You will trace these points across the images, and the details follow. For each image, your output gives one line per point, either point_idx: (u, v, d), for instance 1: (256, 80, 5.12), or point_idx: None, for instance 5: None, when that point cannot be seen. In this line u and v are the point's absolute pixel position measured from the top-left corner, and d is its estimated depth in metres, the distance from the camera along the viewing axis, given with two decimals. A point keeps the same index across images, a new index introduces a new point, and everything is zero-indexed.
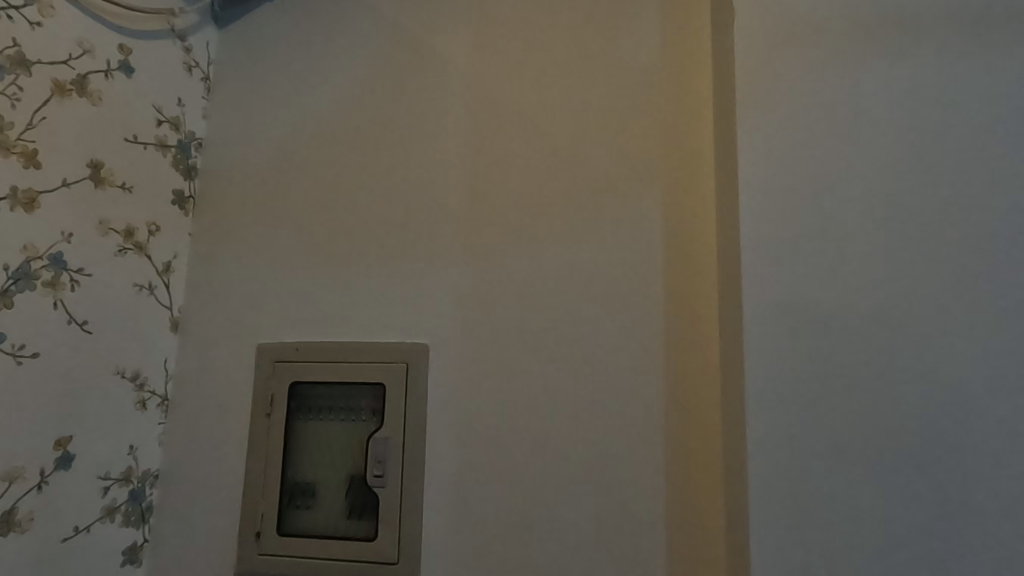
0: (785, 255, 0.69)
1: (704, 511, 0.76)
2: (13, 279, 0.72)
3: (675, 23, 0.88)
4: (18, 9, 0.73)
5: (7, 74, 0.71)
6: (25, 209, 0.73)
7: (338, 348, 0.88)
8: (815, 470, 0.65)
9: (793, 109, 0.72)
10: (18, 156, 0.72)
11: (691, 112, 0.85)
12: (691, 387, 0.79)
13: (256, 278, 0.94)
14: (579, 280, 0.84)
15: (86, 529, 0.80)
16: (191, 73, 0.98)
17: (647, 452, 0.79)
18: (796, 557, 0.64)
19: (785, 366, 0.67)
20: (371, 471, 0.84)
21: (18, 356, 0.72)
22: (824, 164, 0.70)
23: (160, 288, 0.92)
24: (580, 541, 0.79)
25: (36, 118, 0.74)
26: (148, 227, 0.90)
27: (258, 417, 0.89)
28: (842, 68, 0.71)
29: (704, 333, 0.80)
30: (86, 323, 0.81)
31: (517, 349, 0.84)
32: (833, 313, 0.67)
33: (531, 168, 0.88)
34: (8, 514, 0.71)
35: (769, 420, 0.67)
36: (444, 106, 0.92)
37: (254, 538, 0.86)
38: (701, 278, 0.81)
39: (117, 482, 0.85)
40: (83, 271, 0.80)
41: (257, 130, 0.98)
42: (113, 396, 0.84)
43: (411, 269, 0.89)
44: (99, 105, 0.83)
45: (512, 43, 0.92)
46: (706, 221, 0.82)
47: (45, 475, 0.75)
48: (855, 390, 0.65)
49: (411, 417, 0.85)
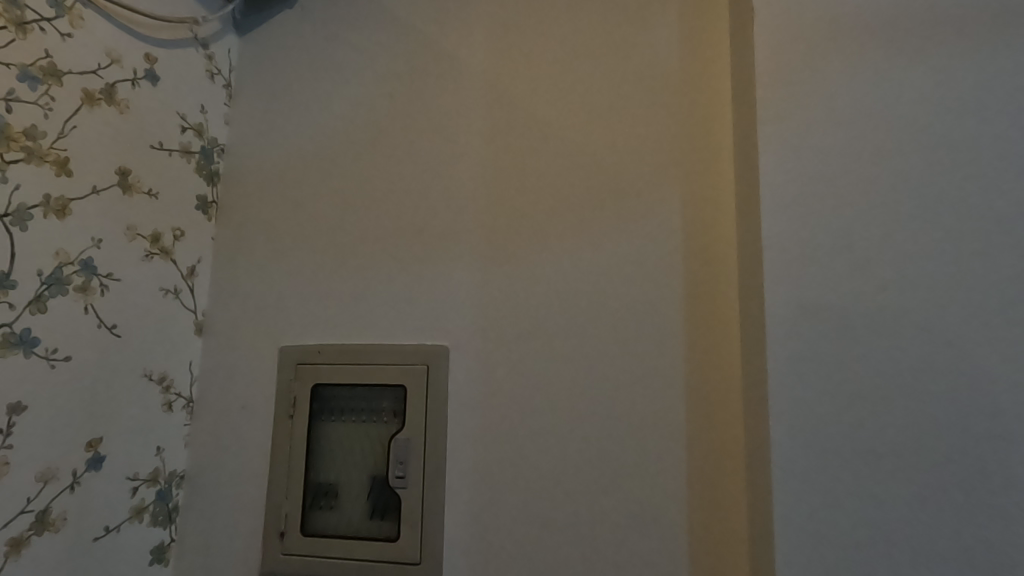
0: (807, 257, 0.70)
1: (727, 512, 0.76)
2: (46, 285, 0.74)
3: (694, 23, 0.87)
4: (50, 21, 0.74)
5: (40, 85, 0.73)
6: (57, 216, 0.75)
7: (360, 350, 0.89)
8: (838, 470, 0.65)
9: (813, 111, 0.72)
10: (51, 165, 0.74)
11: (711, 113, 0.85)
12: (712, 389, 0.79)
13: (279, 280, 0.95)
14: (599, 281, 0.85)
15: (116, 528, 0.82)
16: (214, 80, 1.00)
17: (668, 453, 0.79)
18: (820, 556, 0.65)
19: (807, 366, 0.68)
20: (393, 472, 0.85)
21: (51, 359, 0.74)
22: (846, 167, 0.70)
23: (185, 291, 0.94)
24: (602, 543, 0.79)
25: (67, 127, 0.76)
26: (173, 232, 0.92)
27: (281, 418, 0.90)
28: (866, 70, 0.71)
29: (725, 333, 0.80)
30: (115, 326, 0.82)
31: (537, 349, 0.85)
32: (856, 315, 0.67)
33: (550, 169, 0.89)
34: (43, 514, 0.73)
35: (792, 422, 0.67)
36: (463, 109, 0.93)
37: (278, 538, 0.87)
38: (722, 279, 0.81)
39: (146, 483, 0.86)
40: (112, 276, 0.82)
41: (278, 135, 1.00)
42: (141, 398, 0.86)
43: (431, 270, 0.90)
44: (127, 113, 0.84)
45: (530, 45, 0.93)
46: (726, 220, 0.82)
47: (77, 476, 0.77)
48: (879, 392, 0.66)
49: (433, 418, 0.85)
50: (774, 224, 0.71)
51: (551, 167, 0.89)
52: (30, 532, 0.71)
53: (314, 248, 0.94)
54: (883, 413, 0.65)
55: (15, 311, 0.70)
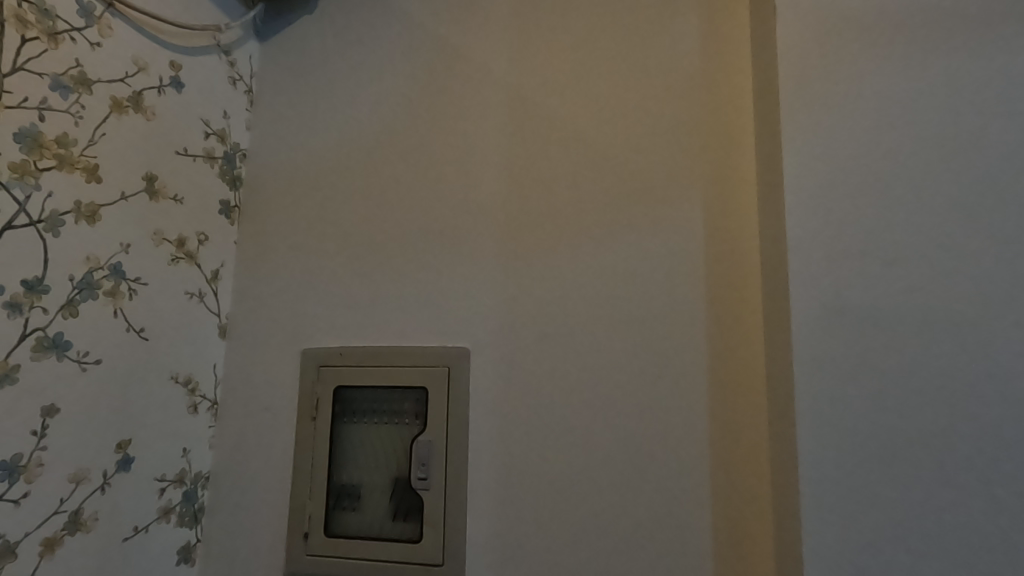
0: (832, 258, 0.69)
1: (751, 515, 0.75)
2: (78, 289, 0.75)
3: (715, 24, 0.87)
4: (80, 31, 0.76)
5: (71, 94, 0.74)
6: (88, 222, 0.76)
7: (381, 353, 0.90)
8: (867, 472, 0.65)
9: (837, 111, 0.72)
10: (81, 172, 0.75)
11: (732, 114, 0.84)
12: (735, 390, 0.78)
13: (300, 283, 0.96)
14: (620, 282, 0.84)
15: (144, 529, 0.83)
16: (236, 86, 1.01)
17: (692, 455, 0.78)
18: (849, 559, 0.64)
19: (834, 368, 0.67)
20: (415, 474, 0.85)
21: (83, 362, 0.75)
22: (873, 166, 0.70)
23: (209, 295, 0.95)
24: (625, 544, 0.78)
25: (97, 134, 0.77)
26: (197, 236, 0.93)
27: (304, 420, 0.91)
28: (893, 69, 0.71)
29: (748, 334, 0.79)
30: (143, 330, 0.84)
31: (558, 351, 0.85)
32: (882, 316, 0.67)
33: (569, 171, 0.89)
34: (75, 514, 0.74)
35: (819, 424, 0.67)
36: (482, 111, 0.94)
37: (302, 539, 0.88)
38: (745, 279, 0.80)
39: (173, 484, 0.88)
40: (140, 280, 0.83)
41: (299, 140, 1.01)
42: (167, 400, 0.87)
43: (452, 273, 0.90)
44: (153, 120, 0.86)
45: (549, 47, 0.93)
46: (749, 220, 0.82)
47: (108, 476, 0.78)
48: (908, 393, 0.65)
49: (454, 420, 0.86)
50: (799, 224, 0.71)
51: (570, 168, 0.89)
52: (64, 532, 0.72)
53: (335, 252, 0.95)
54: (913, 415, 0.65)
55: (49, 316, 0.71)
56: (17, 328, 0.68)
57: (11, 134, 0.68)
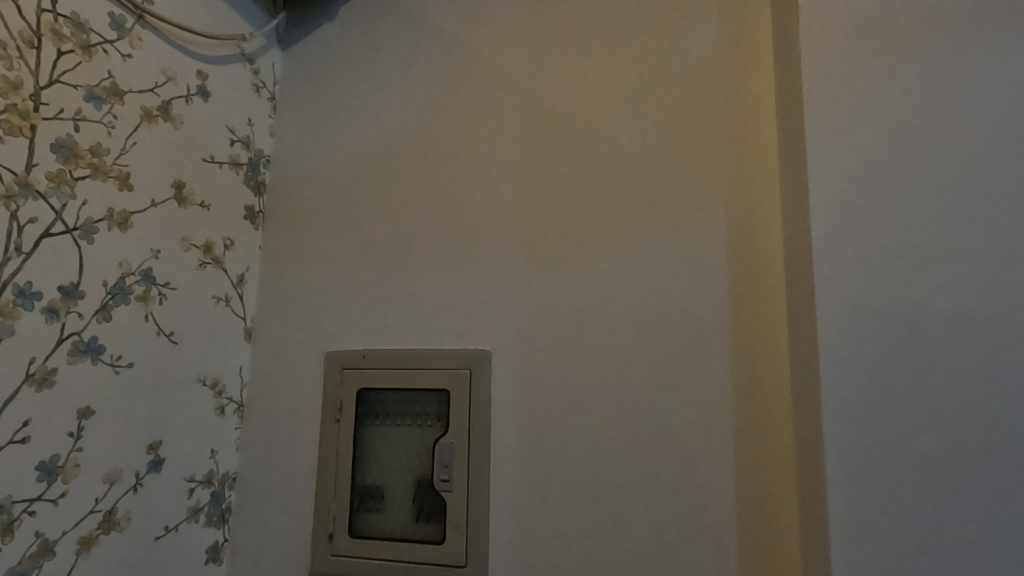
0: (857, 259, 0.69)
1: (777, 517, 0.74)
2: (111, 294, 0.77)
3: (735, 23, 0.86)
4: (112, 43, 0.78)
5: (104, 104, 0.76)
6: (120, 229, 0.78)
7: (403, 355, 0.91)
8: (897, 475, 0.64)
9: (861, 110, 0.71)
10: (114, 180, 0.78)
11: (754, 114, 0.84)
12: (759, 392, 0.77)
13: (323, 287, 0.97)
14: (641, 283, 0.84)
15: (174, 529, 0.85)
16: (259, 94, 1.03)
17: (715, 456, 0.78)
18: (879, 562, 0.63)
19: (861, 369, 0.67)
20: (437, 475, 0.86)
21: (116, 365, 0.77)
22: (900, 165, 0.69)
23: (235, 299, 0.97)
24: (649, 547, 0.78)
25: (128, 143, 0.80)
26: (223, 241, 0.95)
27: (328, 421, 0.92)
28: (918, 66, 0.70)
29: (772, 335, 0.78)
30: (172, 333, 0.86)
31: (579, 353, 0.85)
32: (909, 317, 0.66)
33: (588, 172, 0.89)
34: (109, 514, 0.76)
35: (845, 427, 0.66)
36: (501, 114, 0.94)
37: (327, 539, 0.89)
38: (768, 280, 0.79)
39: (201, 484, 0.89)
40: (169, 285, 0.85)
41: (321, 146, 1.02)
42: (196, 402, 0.89)
43: (472, 275, 0.91)
44: (181, 128, 0.88)
45: (569, 49, 0.93)
46: (772, 220, 0.81)
47: (140, 477, 0.80)
48: (938, 395, 0.64)
49: (476, 422, 0.86)
50: (823, 225, 0.70)
51: (590, 170, 0.89)
52: (98, 531, 0.74)
53: (357, 255, 0.97)
54: (943, 417, 0.64)
55: (84, 320, 0.73)
56: (54, 332, 0.70)
57: (48, 144, 0.70)
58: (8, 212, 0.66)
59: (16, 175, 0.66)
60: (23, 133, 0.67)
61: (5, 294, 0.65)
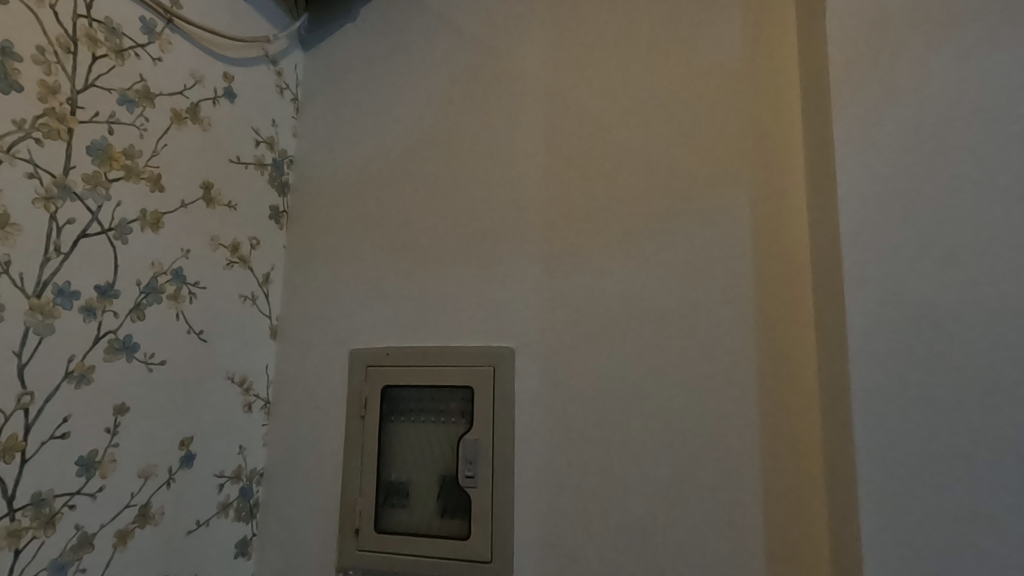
0: (886, 255, 0.68)
1: (806, 515, 0.74)
2: (144, 293, 0.79)
3: (758, 19, 0.86)
4: (144, 47, 0.80)
5: (137, 107, 0.78)
6: (152, 229, 0.80)
7: (427, 352, 0.91)
8: (930, 473, 0.63)
9: (889, 106, 0.71)
10: (146, 181, 0.79)
11: (780, 109, 0.83)
12: (786, 388, 0.77)
13: (347, 285, 0.99)
14: (665, 279, 0.84)
15: (205, 523, 0.86)
16: (283, 95, 1.04)
17: (742, 453, 0.77)
18: (913, 560, 0.63)
19: (891, 366, 0.66)
20: (462, 472, 0.87)
21: (149, 363, 0.79)
22: (930, 160, 0.68)
23: (261, 297, 0.98)
24: (675, 544, 0.78)
25: (159, 145, 0.81)
26: (250, 241, 0.96)
27: (353, 418, 0.94)
28: (952, 59, 0.69)
29: (799, 331, 0.77)
30: (202, 332, 0.87)
31: (603, 350, 0.85)
32: (941, 314, 0.65)
33: (611, 169, 0.89)
34: (144, 508, 0.77)
35: (876, 424, 0.66)
36: (523, 112, 0.94)
37: (353, 535, 0.90)
38: (795, 276, 0.79)
39: (230, 479, 0.91)
40: (199, 284, 0.87)
41: (344, 146, 1.03)
42: (225, 400, 0.90)
43: (494, 273, 0.91)
44: (209, 130, 0.89)
45: (591, 47, 0.93)
46: (799, 216, 0.80)
47: (172, 472, 0.82)
48: (974, 392, 0.63)
49: (500, 419, 0.87)
50: (851, 222, 0.70)
51: (613, 167, 0.89)
52: (134, 524, 0.76)
53: (379, 253, 0.98)
54: (977, 414, 0.63)
55: (119, 319, 0.75)
56: (91, 330, 0.71)
57: (85, 147, 0.71)
58: (47, 213, 0.67)
59: (55, 177, 0.68)
60: (61, 136, 0.69)
61: (45, 293, 0.67)
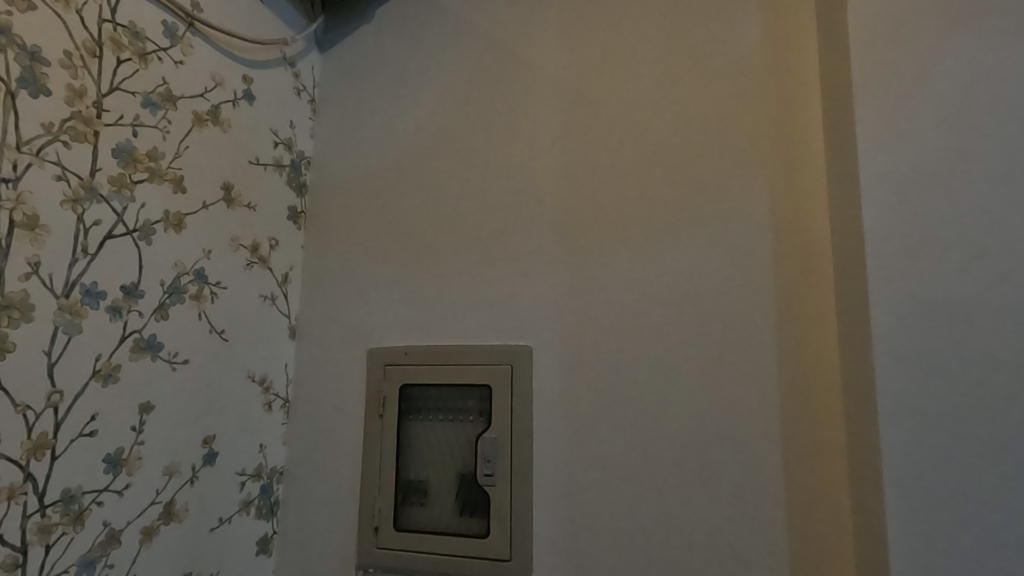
0: (911, 252, 0.67)
1: (830, 515, 0.73)
2: (168, 293, 0.80)
3: (777, 14, 0.85)
4: (166, 50, 0.81)
5: (159, 110, 0.79)
6: (175, 230, 0.81)
7: (444, 351, 0.92)
8: (958, 471, 0.63)
9: (913, 100, 0.70)
10: (169, 183, 0.80)
11: (799, 104, 0.82)
12: (809, 387, 0.76)
13: (365, 285, 0.99)
14: (684, 276, 0.84)
15: (228, 520, 0.87)
16: (300, 96, 1.05)
17: (763, 451, 0.77)
18: (940, 559, 0.62)
19: (917, 364, 0.66)
20: (481, 470, 0.87)
21: (173, 362, 0.80)
22: (955, 155, 0.67)
23: (280, 297, 0.99)
24: (696, 543, 0.77)
25: (181, 147, 0.82)
26: (269, 241, 0.97)
27: (371, 417, 0.94)
28: (978, 53, 0.68)
29: (821, 329, 0.77)
30: (223, 331, 0.88)
31: (621, 348, 0.85)
32: (968, 311, 0.65)
33: (628, 166, 0.89)
34: (169, 505, 0.79)
35: (901, 423, 0.65)
36: (539, 111, 0.94)
37: (372, 533, 0.91)
38: (817, 273, 0.78)
39: (251, 477, 0.92)
40: (220, 284, 0.88)
41: (360, 146, 1.04)
42: (245, 398, 0.91)
43: (512, 272, 0.91)
44: (229, 132, 0.90)
45: (607, 44, 0.93)
46: (820, 212, 0.79)
47: (196, 470, 0.83)
48: (1002, 390, 0.62)
49: (518, 417, 0.87)
50: (875, 218, 0.69)
51: (630, 164, 0.89)
52: (159, 521, 0.77)
53: (397, 253, 0.98)
54: (1006, 412, 0.62)
55: (144, 319, 0.76)
56: (118, 330, 0.73)
57: (111, 150, 0.73)
58: (75, 214, 0.68)
59: (82, 179, 0.69)
60: (88, 139, 0.70)
61: (74, 293, 0.68)
